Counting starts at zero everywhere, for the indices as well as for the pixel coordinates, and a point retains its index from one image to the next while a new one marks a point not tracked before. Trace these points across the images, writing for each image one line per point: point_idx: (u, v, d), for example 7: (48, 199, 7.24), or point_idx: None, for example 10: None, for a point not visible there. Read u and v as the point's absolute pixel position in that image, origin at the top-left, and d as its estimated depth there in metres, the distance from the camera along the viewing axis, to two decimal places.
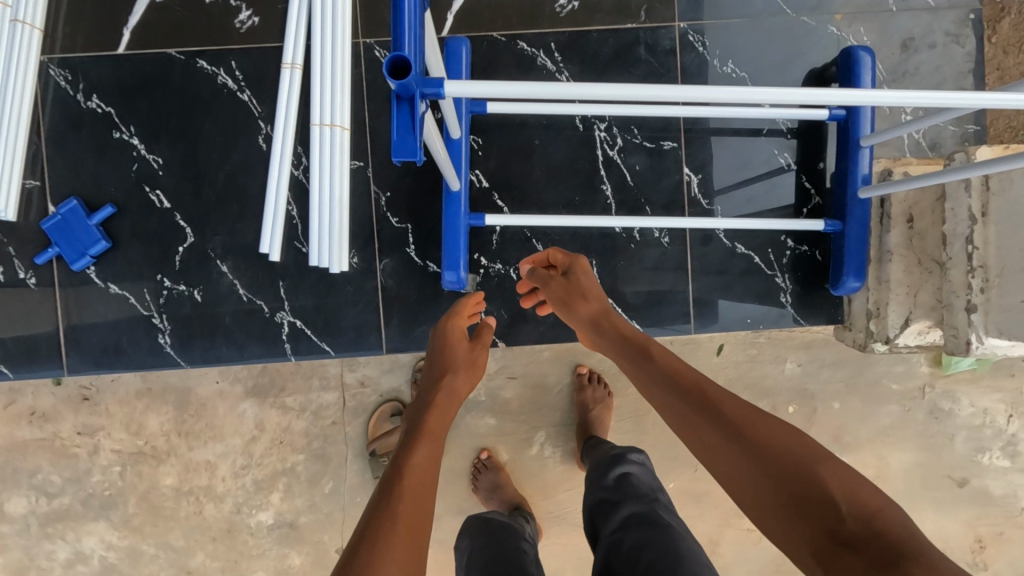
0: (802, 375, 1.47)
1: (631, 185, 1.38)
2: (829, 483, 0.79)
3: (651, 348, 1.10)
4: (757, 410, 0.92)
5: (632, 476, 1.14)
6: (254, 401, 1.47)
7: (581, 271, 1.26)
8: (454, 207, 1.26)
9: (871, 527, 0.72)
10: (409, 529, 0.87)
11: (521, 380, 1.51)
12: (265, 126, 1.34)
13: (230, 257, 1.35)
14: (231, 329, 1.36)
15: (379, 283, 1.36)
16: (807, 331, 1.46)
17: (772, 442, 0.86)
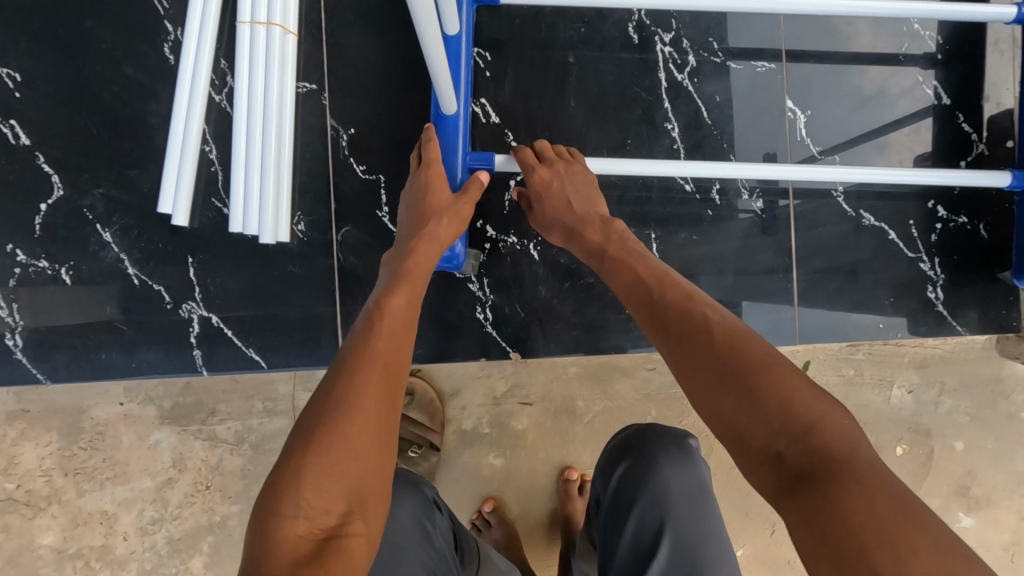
0: (914, 404, 0.99)
1: (708, 122, 0.94)
2: (773, 390, 0.53)
3: (608, 249, 0.77)
4: (697, 294, 0.66)
5: (628, 484, 0.74)
6: (169, 429, 0.94)
7: (545, 189, 0.83)
8: (449, 142, 0.83)
9: (822, 459, 0.49)
10: (388, 376, 0.64)
11: (541, 407, 1.02)
12: (174, 30, 0.91)
13: (116, 220, 0.91)
14: (115, 326, 0.91)
15: (337, 262, 0.92)
16: (921, 342, 0.98)
17: (718, 343, 0.59)
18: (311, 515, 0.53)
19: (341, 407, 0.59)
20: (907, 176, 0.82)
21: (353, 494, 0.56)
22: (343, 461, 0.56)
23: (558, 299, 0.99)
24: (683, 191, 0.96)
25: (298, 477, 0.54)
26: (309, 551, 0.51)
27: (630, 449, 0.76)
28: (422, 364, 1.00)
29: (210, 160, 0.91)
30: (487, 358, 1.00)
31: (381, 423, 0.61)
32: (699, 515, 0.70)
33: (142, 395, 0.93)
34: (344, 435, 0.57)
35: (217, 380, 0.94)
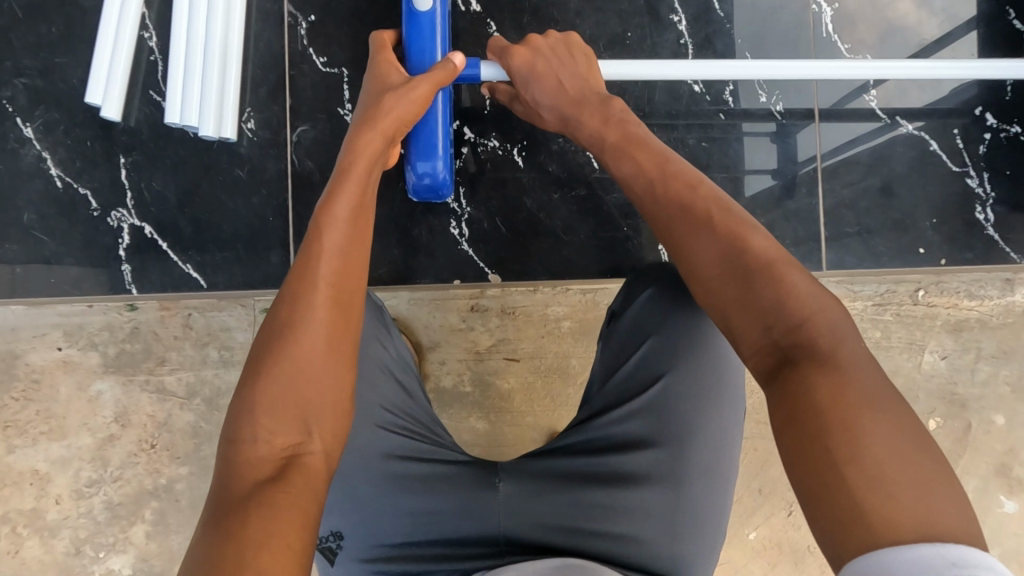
0: (950, 371, 0.89)
1: (718, 13, 0.85)
2: (778, 284, 0.50)
3: (608, 139, 0.70)
4: (714, 196, 0.59)
5: (647, 315, 0.68)
6: (113, 379, 0.85)
7: (533, 72, 0.74)
8: (426, 44, 0.73)
9: (806, 348, 0.47)
10: (341, 285, 0.55)
11: (531, 365, 0.89)
12: None
13: (41, 115, 0.82)
14: (36, 236, 0.82)
15: (289, 162, 0.82)
16: (956, 305, 0.88)
17: (723, 235, 0.56)
18: (271, 435, 0.48)
19: (289, 325, 0.52)
20: (947, 70, 0.76)
21: (313, 411, 0.51)
22: (295, 380, 0.50)
23: (548, 211, 0.86)
24: (691, 92, 0.87)
25: (253, 399, 0.49)
26: (270, 472, 0.47)
27: (662, 282, 0.69)
28: (398, 311, 0.87)
29: (150, 48, 0.82)
30: (462, 282, 0.87)
31: (336, 335, 0.53)
32: (710, 378, 0.64)
33: (83, 340, 0.84)
34: (297, 352, 0.51)
35: (159, 304, 0.84)
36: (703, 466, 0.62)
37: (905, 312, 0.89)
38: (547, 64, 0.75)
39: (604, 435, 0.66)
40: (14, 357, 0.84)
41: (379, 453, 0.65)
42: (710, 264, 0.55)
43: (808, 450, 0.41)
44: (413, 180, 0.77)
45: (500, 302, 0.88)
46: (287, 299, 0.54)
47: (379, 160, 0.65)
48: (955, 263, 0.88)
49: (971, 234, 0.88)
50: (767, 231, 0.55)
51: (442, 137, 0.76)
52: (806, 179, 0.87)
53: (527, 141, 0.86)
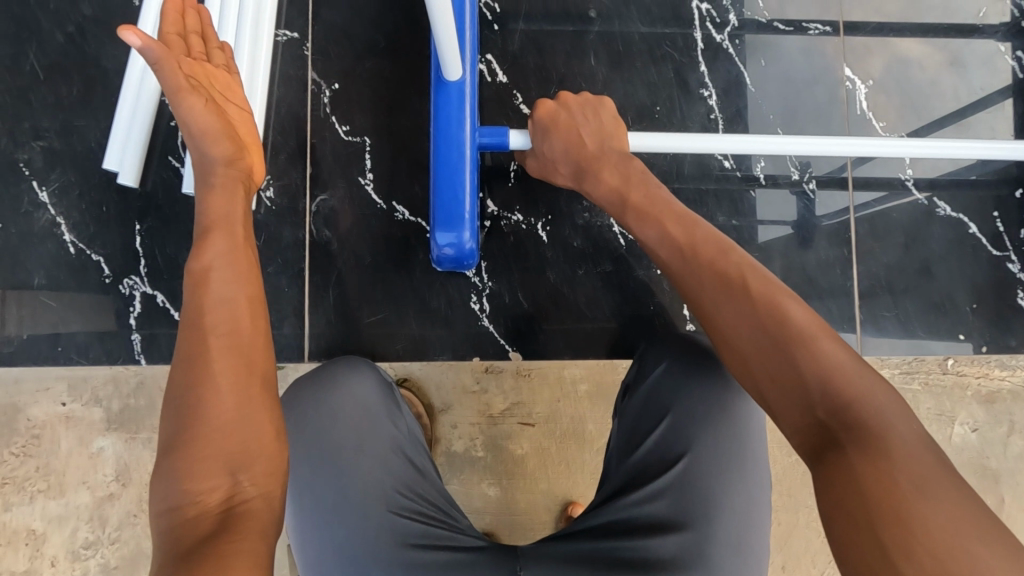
0: (982, 444, 0.85)
1: (748, 87, 0.84)
2: (813, 357, 0.49)
3: (631, 197, 0.68)
4: (748, 260, 0.58)
5: (664, 388, 0.64)
6: (116, 436, 0.82)
7: (558, 123, 0.74)
8: (454, 112, 0.71)
9: (852, 429, 0.44)
10: (235, 330, 0.51)
11: (546, 429, 0.85)
12: None
13: (57, 175, 0.80)
14: (46, 295, 0.80)
15: (308, 232, 0.81)
16: (987, 374, 0.85)
17: (759, 305, 0.53)
18: (192, 494, 0.43)
19: (187, 384, 0.47)
20: (979, 150, 0.74)
21: (239, 458, 0.46)
22: (214, 434, 0.46)
23: (571, 286, 0.84)
24: (721, 168, 0.85)
25: (174, 464, 0.45)
26: (208, 529, 0.41)
27: (676, 352, 0.66)
28: (410, 371, 0.83)
29: (171, 113, 0.81)
30: (480, 358, 0.84)
31: (242, 378, 0.49)
32: (732, 452, 0.59)
33: (88, 394, 0.82)
34: (202, 408, 0.46)
35: (166, 369, 0.82)
36: (731, 545, 0.57)
37: (937, 382, 0.85)
38: (572, 119, 0.74)
39: (625, 515, 0.61)
40: (17, 411, 0.81)
41: (378, 531, 0.60)
42: (745, 338, 0.53)
43: (858, 542, 0.39)
44: (438, 250, 0.73)
45: (516, 364, 0.84)
46: (183, 361, 0.49)
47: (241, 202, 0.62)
48: (990, 341, 0.85)
49: (1009, 316, 0.84)
50: (805, 302, 0.53)
51: (469, 205, 0.72)
52: (835, 258, 0.85)
53: (552, 215, 0.84)
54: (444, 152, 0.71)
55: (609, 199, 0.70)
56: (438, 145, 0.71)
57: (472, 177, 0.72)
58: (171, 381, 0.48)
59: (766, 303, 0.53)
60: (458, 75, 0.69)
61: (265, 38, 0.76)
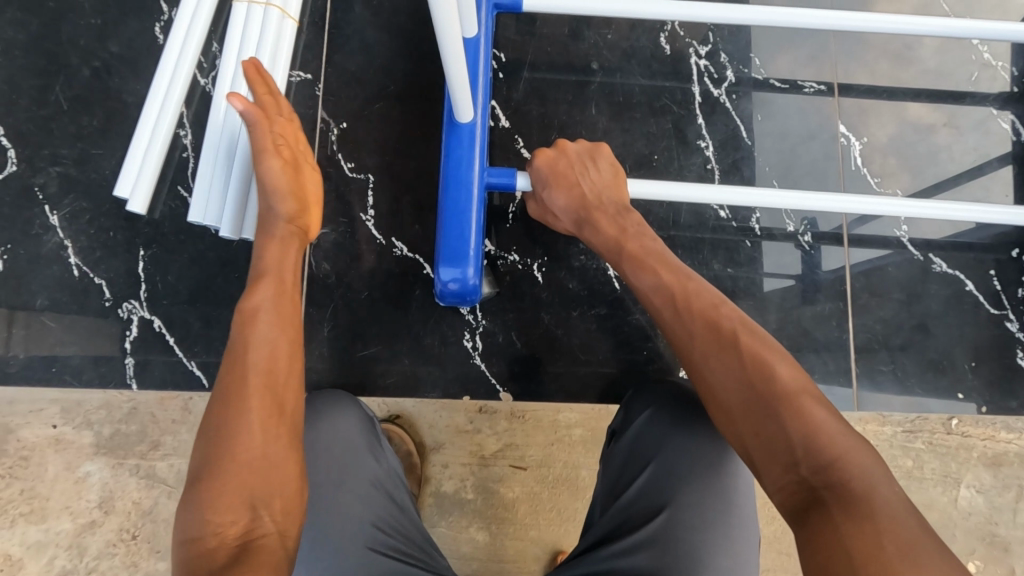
0: (990, 509, 0.82)
1: (745, 140, 0.86)
2: (801, 418, 0.49)
3: (626, 249, 0.69)
4: (739, 314, 0.58)
5: (647, 436, 0.64)
6: (104, 461, 0.81)
7: (560, 174, 0.75)
8: (464, 153, 0.73)
9: (838, 488, 0.45)
10: (270, 370, 0.56)
11: (538, 473, 0.84)
12: (168, 12, 0.87)
13: (69, 200, 0.83)
14: (45, 318, 0.81)
15: (307, 264, 0.83)
16: (993, 436, 0.83)
17: (747, 362, 0.53)
18: (216, 528, 0.48)
19: (221, 438, 0.51)
20: (972, 212, 0.74)
21: (260, 496, 0.50)
22: (234, 481, 0.50)
23: (566, 329, 0.84)
24: (717, 218, 0.86)
25: (196, 502, 0.49)
26: (223, 563, 0.46)
27: (660, 400, 0.65)
28: (404, 408, 0.83)
29: (184, 145, 0.84)
30: (472, 399, 0.84)
31: (270, 418, 0.53)
32: (716, 505, 0.58)
33: (80, 417, 0.82)
34: (235, 455, 0.51)
35: (157, 396, 0.82)
36: None
37: (940, 441, 0.83)
38: (571, 169, 0.76)
39: (607, 567, 0.59)
40: (7, 432, 0.81)
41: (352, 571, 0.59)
42: (731, 394, 0.53)
43: None
44: (440, 287, 0.73)
45: (508, 405, 0.84)
46: (220, 398, 0.53)
47: (293, 253, 0.67)
48: (994, 400, 0.83)
49: (1010, 378, 0.83)
50: (793, 360, 0.53)
51: (473, 243, 0.73)
52: (831, 311, 0.84)
53: (547, 258, 0.85)
54: (453, 192, 0.72)
55: (605, 249, 0.71)
56: (446, 184, 0.73)
57: (478, 217, 0.73)
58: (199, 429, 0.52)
59: (754, 360, 0.53)
60: (469, 119, 0.71)
61: (279, 78, 0.80)
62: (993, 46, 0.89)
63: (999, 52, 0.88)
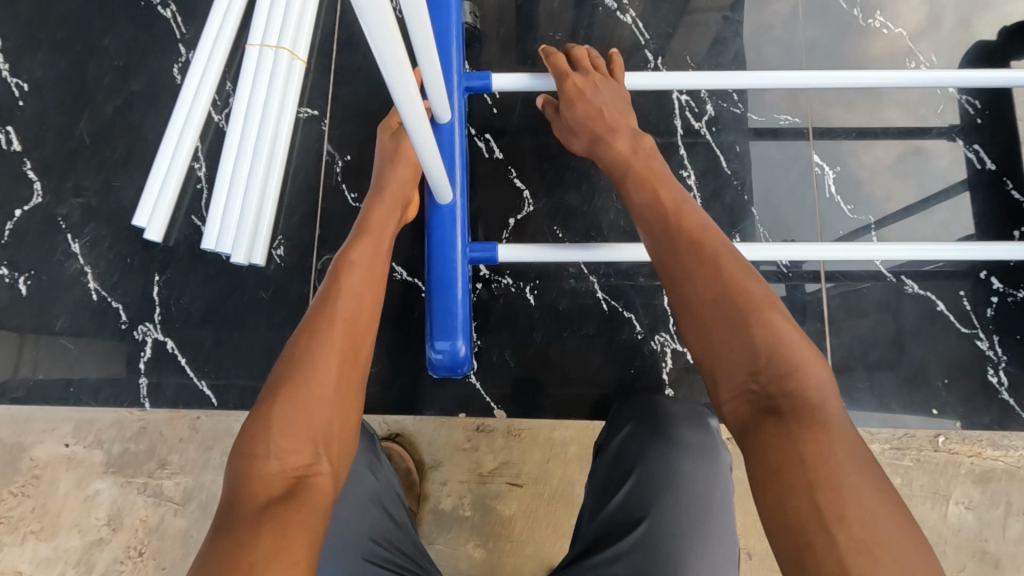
0: (979, 524, 0.84)
1: (725, 170, 0.91)
2: (777, 346, 0.52)
3: (633, 167, 0.71)
4: (722, 246, 0.59)
5: (629, 447, 0.69)
6: (112, 479, 0.85)
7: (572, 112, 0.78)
8: (446, 234, 0.75)
9: (791, 398, 0.49)
10: (355, 319, 0.58)
11: (533, 491, 0.87)
12: (186, 52, 0.93)
13: (90, 229, 0.88)
14: (63, 340, 0.86)
15: (311, 288, 0.87)
16: (979, 452, 0.86)
17: (730, 293, 0.55)
18: (283, 455, 0.50)
19: (304, 369, 0.53)
20: (947, 252, 0.77)
21: (322, 434, 0.52)
22: (302, 414, 0.52)
23: (556, 348, 0.88)
24: None
25: (265, 424, 0.50)
26: (281, 489, 0.48)
27: (642, 417, 0.70)
28: (403, 426, 0.88)
29: (198, 177, 0.89)
30: (468, 416, 0.88)
31: (348, 361, 0.56)
32: (694, 512, 0.61)
33: (90, 438, 0.86)
34: (311, 388, 0.53)
35: (168, 415, 0.86)
36: None
37: (922, 458, 0.86)
38: (590, 108, 0.78)
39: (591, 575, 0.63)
40: (23, 450, 0.85)
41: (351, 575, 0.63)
42: (704, 305, 0.55)
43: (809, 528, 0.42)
44: (432, 359, 0.76)
45: (506, 423, 0.87)
46: (306, 328, 0.56)
47: (395, 220, 0.71)
48: (972, 416, 0.86)
49: (985, 393, 0.86)
50: (772, 297, 0.55)
51: (462, 316, 0.76)
52: (811, 332, 0.89)
53: (539, 280, 0.89)
54: (439, 270, 0.76)
55: (618, 167, 0.72)
56: (433, 262, 0.76)
57: (464, 290, 0.76)
58: (284, 355, 0.55)
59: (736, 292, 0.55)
60: (450, 200, 0.74)
61: (288, 114, 0.86)
62: None
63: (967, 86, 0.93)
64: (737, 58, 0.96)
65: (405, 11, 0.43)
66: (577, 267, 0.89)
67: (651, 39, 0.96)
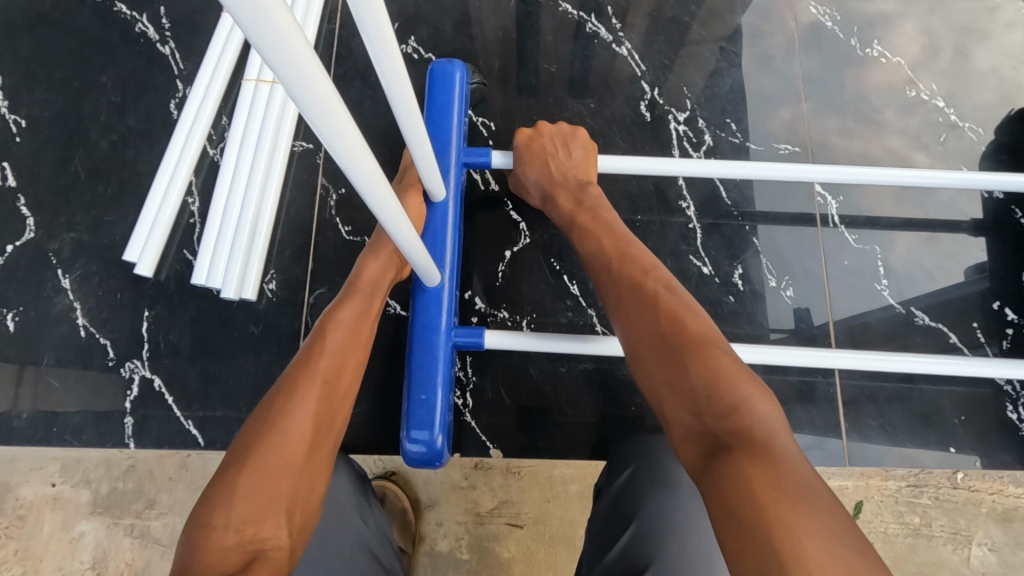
0: (1004, 567, 0.80)
1: (725, 199, 0.90)
2: (706, 365, 0.55)
3: (579, 220, 0.75)
4: (664, 280, 0.64)
5: (628, 492, 0.65)
6: (99, 519, 0.82)
7: (531, 157, 0.82)
8: (431, 317, 0.74)
9: (739, 435, 0.50)
10: (331, 382, 0.59)
11: (534, 532, 0.83)
12: (183, 89, 0.94)
13: (81, 265, 0.87)
14: (49, 378, 0.84)
15: (303, 322, 0.86)
16: (1002, 491, 0.82)
17: (663, 320, 0.60)
18: (242, 525, 0.49)
19: (273, 433, 0.53)
20: (945, 364, 0.74)
21: (286, 504, 0.51)
22: (266, 482, 0.51)
23: (554, 384, 0.85)
24: (701, 273, 0.88)
25: (228, 493, 0.50)
26: (236, 564, 0.46)
27: (640, 457, 0.67)
28: (398, 465, 0.85)
29: (191, 212, 0.89)
30: (465, 455, 0.84)
31: (319, 429, 0.56)
32: (698, 563, 0.57)
33: (78, 475, 0.83)
34: (280, 454, 0.52)
35: (154, 453, 0.83)
36: None
37: (942, 497, 0.82)
38: (545, 148, 0.82)
39: None
40: (6, 491, 0.83)
41: None
42: (647, 349, 0.60)
43: (750, 545, 0.43)
44: (406, 449, 0.72)
45: (504, 461, 0.84)
46: (281, 390, 0.57)
47: (386, 282, 0.72)
48: (992, 453, 0.82)
49: (1003, 430, 0.83)
50: (705, 320, 0.60)
51: (441, 405, 0.73)
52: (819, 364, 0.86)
53: (536, 313, 0.86)
54: (420, 358, 0.73)
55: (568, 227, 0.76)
56: (414, 350, 0.74)
57: (444, 377, 0.73)
58: (254, 417, 0.55)
59: (669, 317, 0.60)
60: (437, 283, 0.73)
61: (282, 148, 0.85)
62: (958, 109, 0.95)
63: (963, 113, 0.95)
64: (735, 87, 0.96)
65: (384, 84, 0.46)
66: (574, 299, 0.86)
67: (647, 69, 0.96)
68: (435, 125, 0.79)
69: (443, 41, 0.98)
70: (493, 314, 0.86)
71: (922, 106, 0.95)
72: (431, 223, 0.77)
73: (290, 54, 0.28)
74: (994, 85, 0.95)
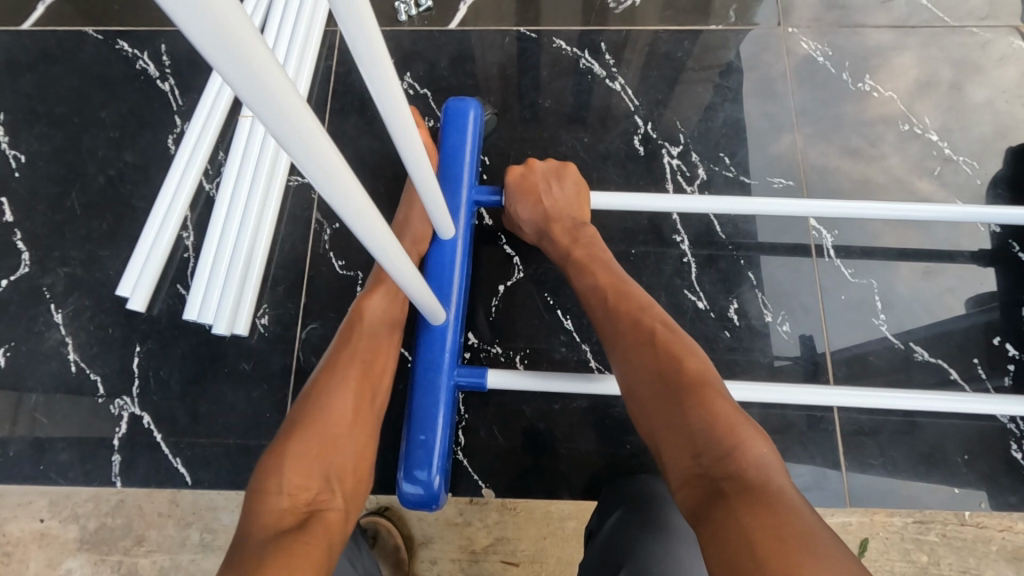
0: None
1: (719, 231, 0.90)
2: (704, 407, 0.54)
3: (574, 256, 0.75)
4: (663, 318, 0.64)
5: (617, 538, 0.63)
6: (85, 557, 0.80)
7: (526, 194, 0.81)
8: (434, 357, 0.73)
9: (736, 479, 0.49)
10: (368, 360, 0.68)
11: (530, 570, 0.81)
12: (181, 124, 0.95)
13: (73, 300, 0.87)
14: (37, 413, 0.84)
15: (295, 358, 0.85)
16: (1011, 529, 0.79)
17: (662, 359, 0.59)
18: (295, 489, 0.56)
19: (317, 411, 0.62)
20: (943, 402, 0.73)
21: (335, 471, 0.60)
22: (313, 451, 0.59)
23: (549, 422, 0.83)
24: (696, 307, 0.87)
25: (281, 461, 0.57)
26: (292, 522, 0.53)
27: (631, 503, 0.66)
28: (392, 500, 0.83)
29: (186, 246, 0.89)
30: (458, 494, 0.83)
31: (353, 407, 0.64)
32: None
33: (66, 511, 0.81)
34: (324, 426, 0.61)
35: (141, 490, 0.81)
36: None
37: (948, 534, 0.80)
38: (537, 184, 0.81)
39: None
40: None
41: None
42: (645, 389, 0.59)
43: None
44: (404, 491, 0.71)
45: (499, 499, 0.82)
46: (320, 375, 0.65)
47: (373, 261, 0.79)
48: (998, 490, 0.80)
49: (1007, 465, 0.81)
50: (704, 360, 0.59)
51: (440, 447, 0.71)
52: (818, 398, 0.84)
53: (530, 349, 0.85)
54: (420, 399, 0.72)
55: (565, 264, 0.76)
56: (416, 390, 0.73)
57: (445, 419, 0.72)
58: (301, 400, 0.63)
59: (669, 356, 0.59)
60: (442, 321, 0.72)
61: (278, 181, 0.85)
62: (953, 143, 0.95)
63: (957, 147, 0.95)
64: (728, 121, 0.96)
65: (387, 120, 0.46)
66: (568, 334, 0.85)
67: (640, 103, 0.97)
68: (445, 161, 0.80)
69: (438, 78, 0.99)
70: (491, 349, 0.85)
71: (917, 140, 0.95)
72: (437, 259, 0.77)
73: (292, 121, 0.28)
74: (988, 120, 0.96)
